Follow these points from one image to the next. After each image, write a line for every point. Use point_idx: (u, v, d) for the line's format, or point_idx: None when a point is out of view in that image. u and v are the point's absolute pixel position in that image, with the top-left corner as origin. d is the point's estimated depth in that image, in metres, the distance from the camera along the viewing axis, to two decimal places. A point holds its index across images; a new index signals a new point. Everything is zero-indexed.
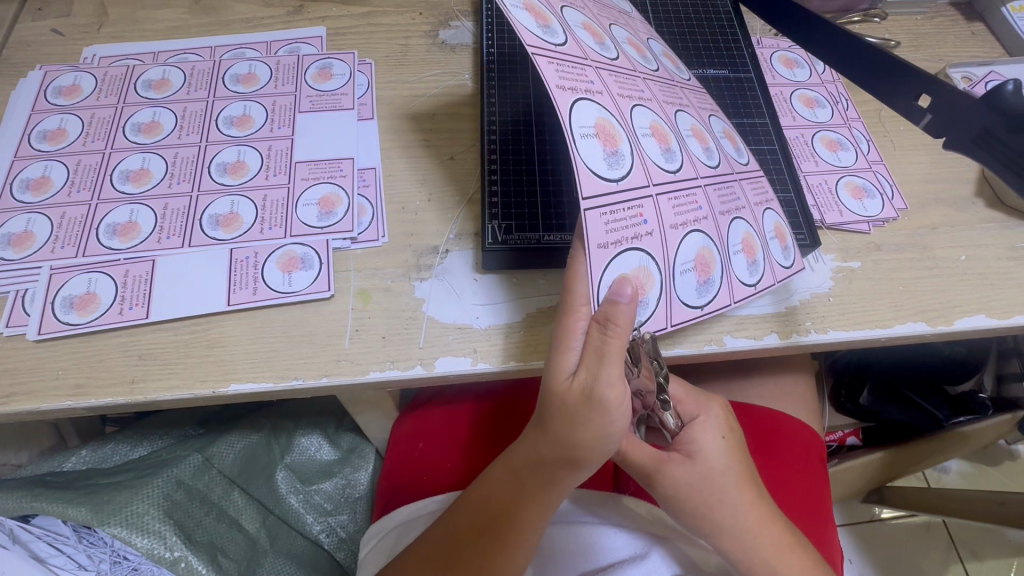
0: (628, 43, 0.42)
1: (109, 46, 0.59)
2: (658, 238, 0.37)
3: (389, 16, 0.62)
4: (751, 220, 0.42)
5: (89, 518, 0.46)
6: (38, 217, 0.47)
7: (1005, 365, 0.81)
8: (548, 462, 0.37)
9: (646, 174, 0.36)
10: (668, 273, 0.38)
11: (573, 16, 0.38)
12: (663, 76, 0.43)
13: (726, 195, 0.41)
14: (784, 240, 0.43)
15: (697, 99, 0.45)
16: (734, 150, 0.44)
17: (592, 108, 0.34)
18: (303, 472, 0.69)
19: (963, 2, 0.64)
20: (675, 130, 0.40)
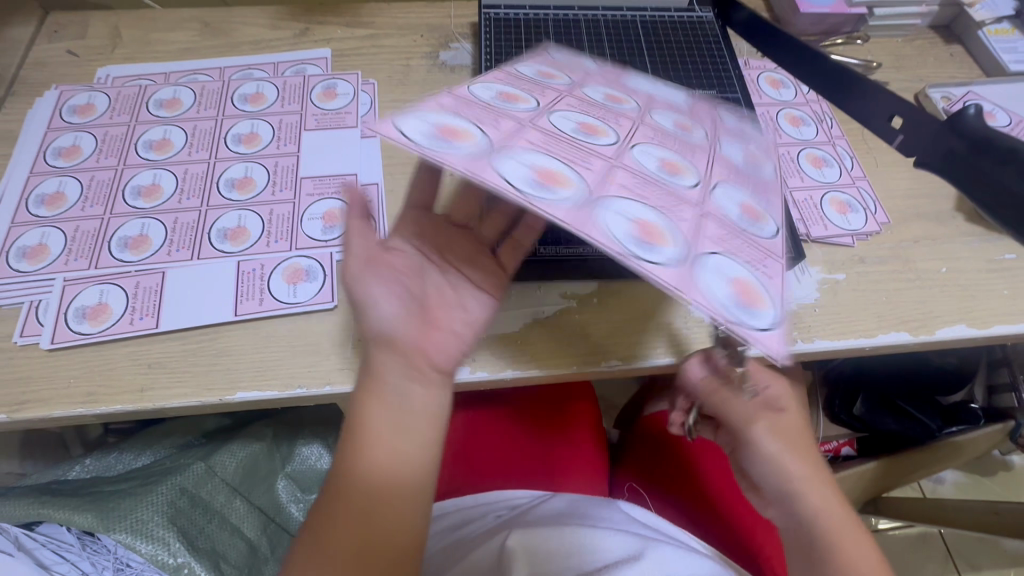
0: (658, 111, 0.41)
1: (123, 67, 0.62)
2: (504, 135, 0.33)
3: (392, 38, 0.64)
4: (690, 245, 0.31)
5: (95, 524, 0.48)
6: (52, 231, 0.49)
7: (996, 375, 0.82)
8: (348, 436, 0.34)
9: (530, 127, 0.35)
10: (490, 155, 0.31)
11: (598, 92, 0.42)
12: (703, 143, 0.39)
13: (650, 190, 0.34)
14: (757, 298, 0.31)
15: (741, 178, 0.37)
16: (752, 221, 0.35)
17: (508, 87, 0.39)
18: (305, 481, 0.67)
19: (941, 25, 0.67)
20: (624, 146, 0.36)
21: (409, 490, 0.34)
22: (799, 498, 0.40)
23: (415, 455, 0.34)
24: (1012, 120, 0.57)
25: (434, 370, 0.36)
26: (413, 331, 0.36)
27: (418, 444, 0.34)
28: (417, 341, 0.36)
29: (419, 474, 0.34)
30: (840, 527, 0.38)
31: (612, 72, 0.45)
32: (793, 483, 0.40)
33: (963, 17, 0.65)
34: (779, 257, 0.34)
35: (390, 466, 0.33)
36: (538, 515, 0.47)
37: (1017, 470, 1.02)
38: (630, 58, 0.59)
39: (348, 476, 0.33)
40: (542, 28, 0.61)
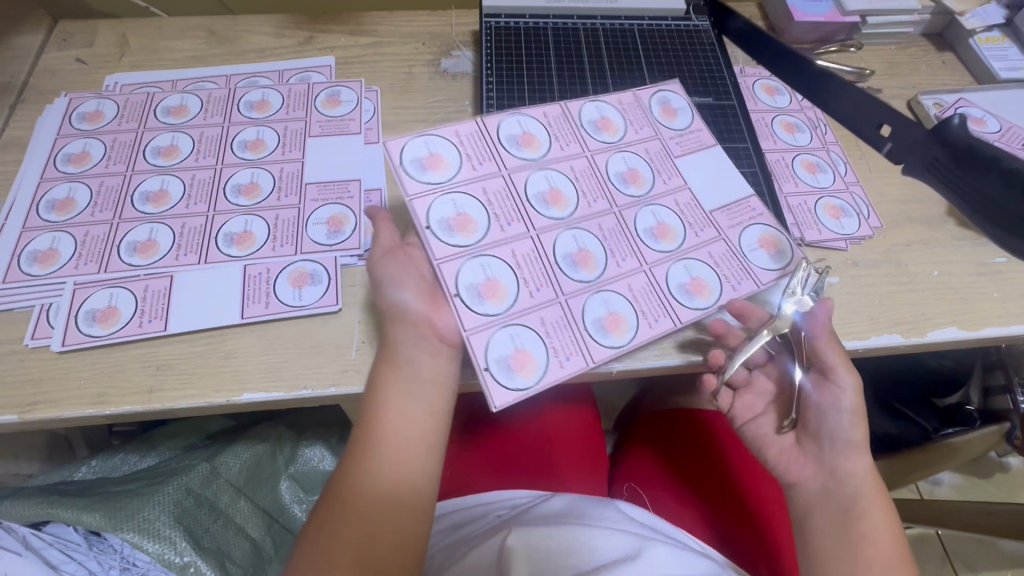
0: (655, 214, 0.49)
1: (130, 75, 0.63)
2: (468, 177, 0.46)
3: (394, 46, 0.65)
4: (514, 317, 0.43)
5: (103, 523, 0.49)
6: (62, 235, 0.50)
7: (991, 376, 0.77)
8: (371, 400, 0.41)
9: (503, 179, 0.47)
10: (441, 193, 0.45)
11: (621, 163, 0.50)
12: (661, 256, 0.47)
13: (532, 270, 0.44)
14: (526, 370, 0.41)
15: (648, 300, 0.45)
16: (606, 330, 0.44)
17: (542, 129, 0.50)
18: (308, 482, 0.69)
19: (933, 33, 0.68)
20: (565, 225, 0.47)
21: (419, 446, 0.41)
22: (845, 462, 0.42)
23: (424, 417, 0.42)
24: (1002, 126, 0.58)
25: (440, 342, 0.43)
26: (422, 304, 0.43)
27: (427, 408, 0.42)
28: (428, 318, 0.42)
29: (426, 433, 0.42)
30: (874, 498, 0.41)
31: (671, 142, 0.52)
32: (846, 447, 0.42)
33: (955, 25, 0.66)
34: (589, 359, 0.43)
35: (403, 427, 0.41)
36: (535, 515, 0.48)
37: (1014, 471, 1.03)
38: (629, 66, 0.61)
39: (369, 436, 0.41)
40: (543, 37, 0.62)
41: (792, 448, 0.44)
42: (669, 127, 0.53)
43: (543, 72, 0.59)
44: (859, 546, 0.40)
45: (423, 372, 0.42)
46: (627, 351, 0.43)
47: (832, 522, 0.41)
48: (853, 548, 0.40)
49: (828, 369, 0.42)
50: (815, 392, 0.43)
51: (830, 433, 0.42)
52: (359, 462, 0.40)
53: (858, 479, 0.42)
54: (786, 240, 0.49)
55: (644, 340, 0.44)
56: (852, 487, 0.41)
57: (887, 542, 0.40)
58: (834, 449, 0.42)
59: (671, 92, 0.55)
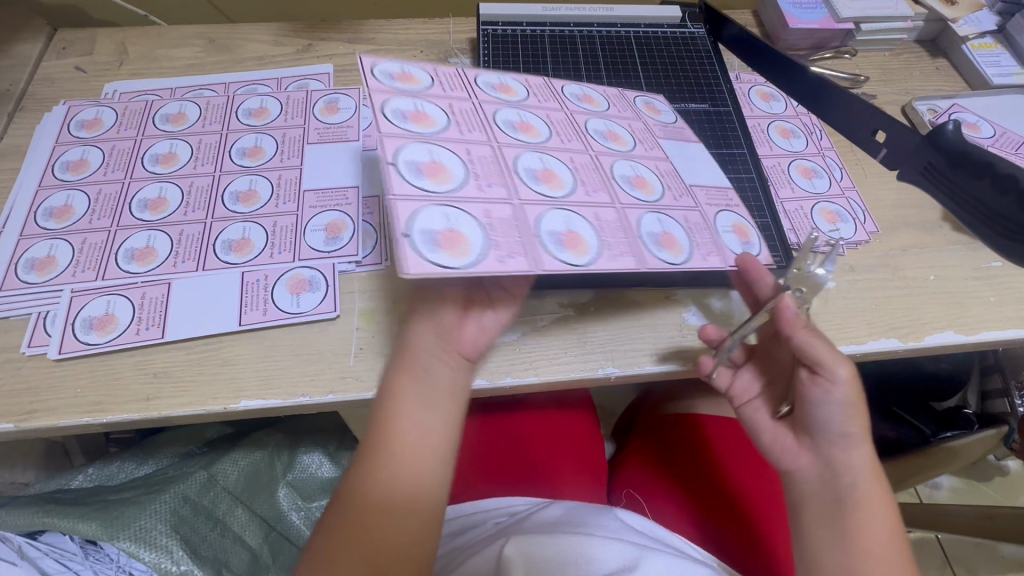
0: (633, 167, 0.46)
1: (129, 83, 0.63)
2: (442, 93, 0.43)
3: (392, 54, 0.66)
4: (455, 200, 0.37)
5: (99, 532, 0.49)
6: (60, 243, 0.50)
7: (988, 380, 0.79)
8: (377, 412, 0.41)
9: (471, 105, 0.44)
10: (407, 94, 0.42)
11: (600, 126, 0.49)
12: (638, 202, 0.44)
13: (488, 170, 0.40)
14: (454, 251, 0.34)
15: (613, 234, 0.41)
16: (563, 245, 0.38)
17: (523, 87, 0.49)
18: (305, 489, 0.69)
19: (927, 40, 0.69)
20: (533, 150, 0.43)
21: (433, 455, 0.41)
22: (843, 454, 0.41)
23: (439, 428, 0.41)
24: (996, 132, 0.59)
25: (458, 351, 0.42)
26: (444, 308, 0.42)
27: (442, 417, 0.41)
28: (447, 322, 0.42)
29: (440, 441, 0.41)
30: (872, 490, 0.41)
31: (657, 130, 0.52)
32: (842, 440, 0.41)
33: (948, 32, 0.67)
34: (537, 262, 0.36)
35: (417, 436, 0.40)
36: (534, 522, 0.48)
37: (1013, 475, 1.03)
38: (625, 73, 0.61)
39: (382, 445, 0.40)
40: (540, 44, 0.62)
41: (786, 431, 0.44)
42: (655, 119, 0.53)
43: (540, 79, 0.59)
44: (851, 533, 0.40)
45: (444, 376, 0.42)
46: (586, 268, 0.37)
47: (827, 516, 0.41)
48: (847, 536, 0.40)
49: (816, 364, 0.40)
50: (808, 386, 0.41)
51: (828, 428, 0.41)
52: (370, 475, 0.39)
53: (854, 471, 0.41)
54: (757, 239, 0.47)
55: (604, 266, 0.38)
56: (849, 477, 0.41)
57: (884, 528, 0.40)
58: (831, 442, 0.41)
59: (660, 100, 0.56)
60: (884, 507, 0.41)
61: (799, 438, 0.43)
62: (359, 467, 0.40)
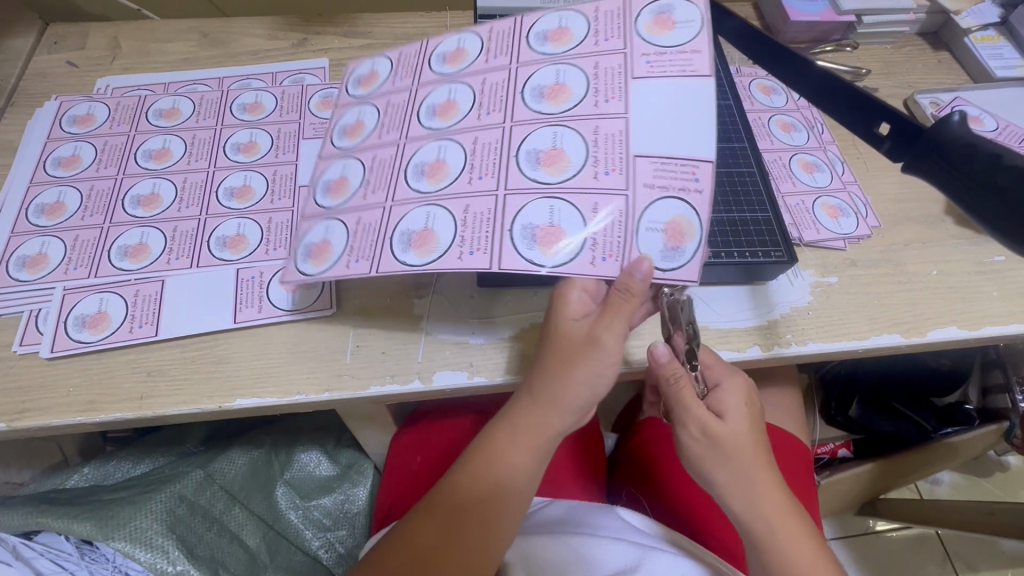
0: (556, 135, 0.40)
1: (122, 78, 0.62)
2: (388, 91, 0.46)
3: (389, 47, 0.65)
4: (340, 213, 0.42)
5: (94, 532, 0.48)
6: (52, 240, 0.49)
7: (988, 376, 0.79)
8: (509, 432, 0.40)
9: (409, 94, 0.45)
10: (357, 102, 0.47)
11: (545, 77, 0.41)
12: (531, 185, 0.38)
13: (380, 175, 0.42)
14: (319, 259, 0.40)
15: (471, 235, 0.38)
16: (409, 250, 0.38)
17: (477, 44, 0.45)
18: (303, 488, 0.69)
19: (929, 32, 0.68)
20: (438, 136, 0.42)
21: (519, 513, 0.41)
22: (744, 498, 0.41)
23: (532, 486, 0.41)
24: (999, 125, 0.58)
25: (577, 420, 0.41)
26: (579, 376, 0.38)
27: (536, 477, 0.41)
28: (608, 370, 0.38)
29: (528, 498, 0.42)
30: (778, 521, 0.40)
31: (639, 59, 0.40)
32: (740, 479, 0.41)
33: (951, 24, 0.66)
34: (375, 267, 0.38)
35: (516, 493, 0.40)
36: (534, 523, 0.48)
37: (1014, 470, 1.03)
38: None
39: (485, 497, 0.40)
40: None
41: None
42: (645, 42, 0.40)
43: None
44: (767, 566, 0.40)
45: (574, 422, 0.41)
46: (419, 272, 0.38)
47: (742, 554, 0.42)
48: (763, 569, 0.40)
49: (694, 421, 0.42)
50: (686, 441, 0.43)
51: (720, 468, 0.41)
52: (465, 521, 0.39)
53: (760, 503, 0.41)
54: (697, 241, 0.38)
55: (444, 271, 0.37)
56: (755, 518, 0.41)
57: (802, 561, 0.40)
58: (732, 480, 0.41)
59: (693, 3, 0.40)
60: (799, 535, 0.41)
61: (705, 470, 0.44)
62: (464, 484, 0.40)
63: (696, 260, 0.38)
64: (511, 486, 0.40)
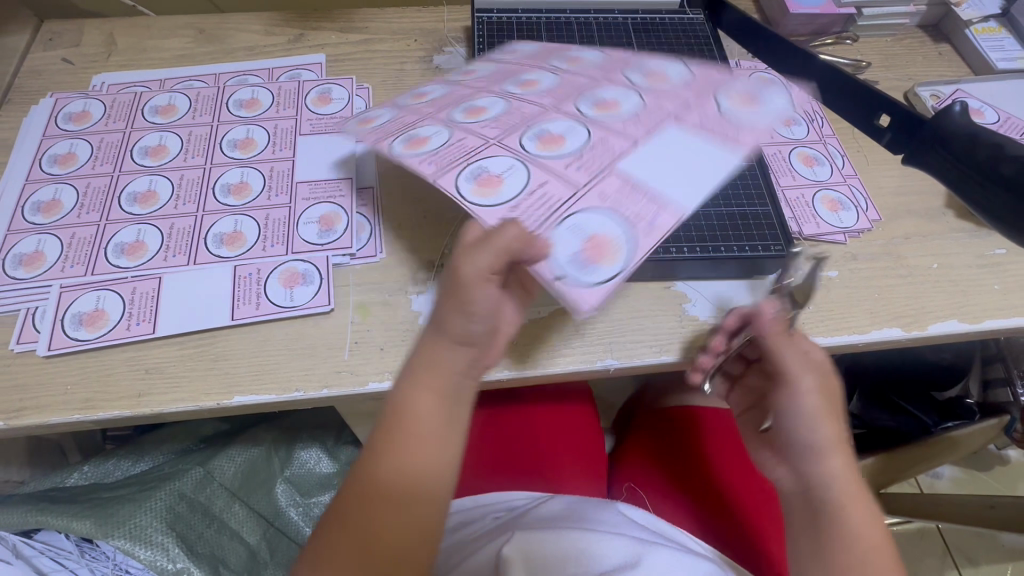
0: (568, 129, 0.44)
1: (118, 74, 0.62)
2: (500, 62, 0.53)
3: (386, 43, 0.65)
4: (404, 108, 0.48)
5: (94, 530, 0.47)
6: (48, 238, 0.49)
7: (990, 369, 0.76)
8: (400, 418, 0.34)
9: (518, 63, 0.52)
10: (479, 58, 0.54)
11: (607, 97, 0.46)
12: (517, 148, 0.43)
13: (449, 99, 0.48)
14: (360, 124, 0.47)
15: (439, 163, 0.41)
16: (405, 143, 0.43)
17: (595, 59, 0.51)
18: (304, 485, 0.69)
19: (930, 24, 0.67)
20: (506, 96, 0.47)
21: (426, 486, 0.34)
22: None
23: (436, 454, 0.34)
24: (1000, 117, 0.58)
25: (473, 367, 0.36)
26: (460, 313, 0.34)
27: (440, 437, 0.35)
28: (488, 298, 0.34)
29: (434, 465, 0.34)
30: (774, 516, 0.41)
31: (694, 117, 0.44)
32: (813, 453, 0.39)
33: (952, 16, 0.65)
34: (376, 142, 0.43)
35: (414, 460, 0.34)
36: (535, 515, 0.47)
37: (1014, 464, 1.03)
38: None
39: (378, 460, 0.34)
40: (536, 31, 0.61)
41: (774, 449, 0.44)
42: (720, 109, 0.44)
43: None
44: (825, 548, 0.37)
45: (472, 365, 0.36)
46: (394, 156, 0.42)
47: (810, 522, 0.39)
48: (820, 551, 0.37)
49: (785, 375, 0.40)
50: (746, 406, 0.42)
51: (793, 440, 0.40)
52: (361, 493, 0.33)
53: (826, 482, 0.39)
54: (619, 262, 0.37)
55: (404, 163, 0.41)
56: None
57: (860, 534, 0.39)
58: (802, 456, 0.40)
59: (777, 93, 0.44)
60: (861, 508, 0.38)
61: (776, 450, 0.43)
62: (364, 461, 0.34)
63: (597, 289, 0.36)
64: (401, 449, 0.34)
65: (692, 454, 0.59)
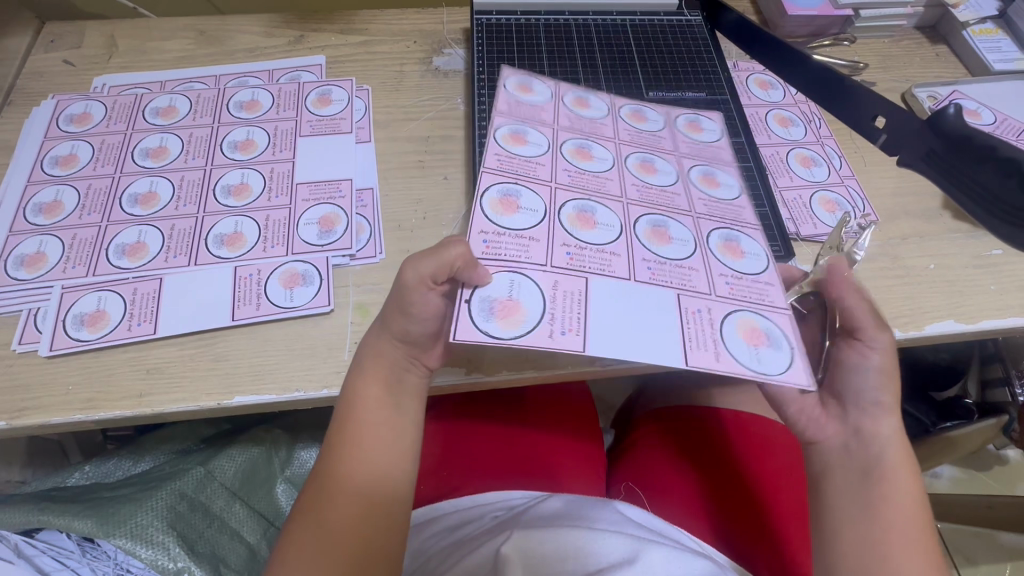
0: (604, 224, 0.42)
1: (118, 76, 0.62)
2: (697, 143, 0.49)
3: (385, 44, 0.65)
4: (558, 96, 0.49)
5: (95, 530, 0.48)
6: (50, 239, 0.50)
7: (989, 369, 0.78)
8: (350, 405, 0.40)
9: (679, 140, 0.49)
10: (671, 117, 0.51)
11: (669, 230, 0.42)
12: (565, 203, 0.42)
13: (582, 125, 0.48)
14: (522, 91, 0.49)
15: (501, 164, 0.44)
16: (511, 130, 0.46)
17: (730, 193, 0.46)
18: (304, 485, 0.67)
19: (927, 26, 0.68)
20: (620, 163, 0.46)
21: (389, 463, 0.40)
22: None
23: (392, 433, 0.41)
24: (997, 119, 0.58)
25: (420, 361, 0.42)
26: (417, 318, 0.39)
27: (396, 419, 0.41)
28: (427, 303, 0.39)
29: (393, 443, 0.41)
30: None
31: (699, 304, 0.39)
32: (872, 408, 0.40)
33: (949, 18, 0.66)
34: (502, 110, 0.47)
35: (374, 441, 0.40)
36: (534, 514, 0.47)
37: (1013, 464, 1.03)
38: (621, 61, 0.60)
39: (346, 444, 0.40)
40: (535, 33, 0.62)
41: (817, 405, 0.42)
42: (725, 316, 0.39)
43: (534, 64, 0.59)
44: (877, 507, 0.38)
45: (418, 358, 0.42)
46: (491, 133, 0.45)
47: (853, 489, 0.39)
48: (870, 509, 0.38)
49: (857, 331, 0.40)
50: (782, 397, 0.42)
51: (853, 394, 0.40)
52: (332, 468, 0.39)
53: (883, 441, 0.39)
54: (505, 332, 0.36)
55: (491, 137, 0.45)
56: None
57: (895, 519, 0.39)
58: (860, 411, 0.40)
59: (791, 354, 0.37)
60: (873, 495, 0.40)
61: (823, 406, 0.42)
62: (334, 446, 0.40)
63: (475, 330, 0.36)
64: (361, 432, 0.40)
65: (699, 448, 0.60)
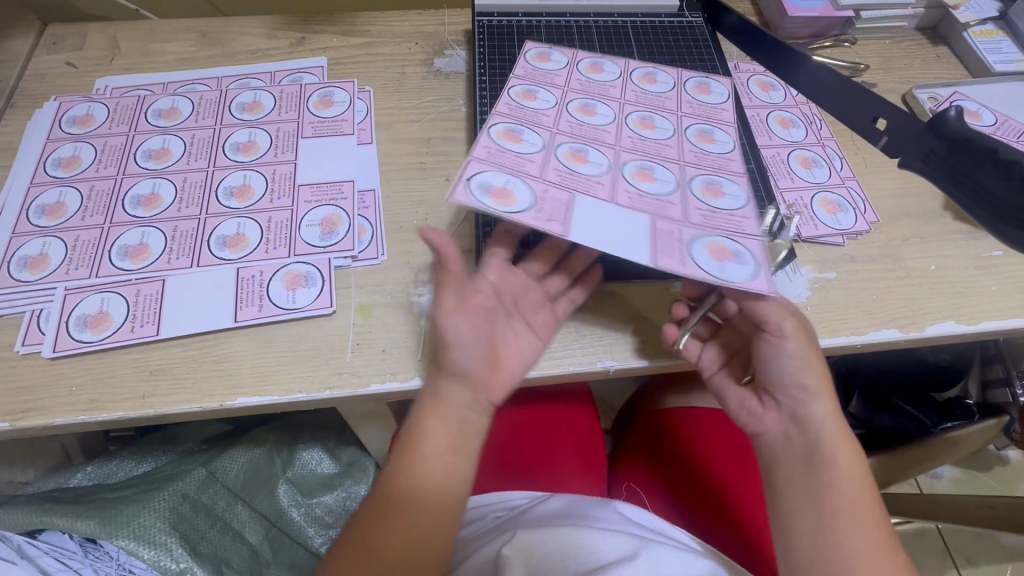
0: (594, 158, 0.44)
1: (121, 78, 0.62)
2: (689, 102, 0.50)
3: (387, 46, 0.65)
4: (570, 66, 0.52)
5: (98, 531, 0.48)
6: (53, 240, 0.50)
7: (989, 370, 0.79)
8: (413, 445, 0.40)
9: (681, 101, 0.50)
10: (677, 79, 0.52)
11: (654, 169, 0.43)
12: (564, 141, 0.44)
13: (592, 88, 0.50)
14: (541, 59, 0.52)
15: (510, 110, 0.46)
16: (526, 87, 0.49)
17: (723, 146, 0.46)
18: (304, 485, 0.70)
19: (928, 27, 0.68)
20: (619, 119, 0.47)
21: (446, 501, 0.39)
22: None
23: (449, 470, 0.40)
24: (998, 120, 0.58)
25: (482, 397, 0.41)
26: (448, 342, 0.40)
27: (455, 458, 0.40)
28: (463, 328, 0.40)
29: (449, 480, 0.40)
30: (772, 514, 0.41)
31: (672, 226, 0.40)
32: (800, 394, 0.41)
33: (949, 19, 0.66)
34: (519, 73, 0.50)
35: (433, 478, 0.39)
36: (535, 514, 0.47)
37: (1014, 464, 1.03)
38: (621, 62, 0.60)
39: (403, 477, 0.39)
40: (536, 34, 0.62)
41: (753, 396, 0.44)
42: (694, 237, 0.39)
43: None
44: (823, 494, 0.39)
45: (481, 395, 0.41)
46: (509, 88, 0.48)
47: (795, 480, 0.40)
48: (818, 499, 0.39)
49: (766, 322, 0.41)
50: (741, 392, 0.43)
51: (781, 382, 0.41)
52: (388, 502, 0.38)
53: (819, 424, 0.40)
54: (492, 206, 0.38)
55: (507, 91, 0.48)
56: None
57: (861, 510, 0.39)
58: (792, 397, 0.41)
59: (755, 268, 0.38)
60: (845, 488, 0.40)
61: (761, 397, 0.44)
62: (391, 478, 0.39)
63: (466, 197, 0.37)
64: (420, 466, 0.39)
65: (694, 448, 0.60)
